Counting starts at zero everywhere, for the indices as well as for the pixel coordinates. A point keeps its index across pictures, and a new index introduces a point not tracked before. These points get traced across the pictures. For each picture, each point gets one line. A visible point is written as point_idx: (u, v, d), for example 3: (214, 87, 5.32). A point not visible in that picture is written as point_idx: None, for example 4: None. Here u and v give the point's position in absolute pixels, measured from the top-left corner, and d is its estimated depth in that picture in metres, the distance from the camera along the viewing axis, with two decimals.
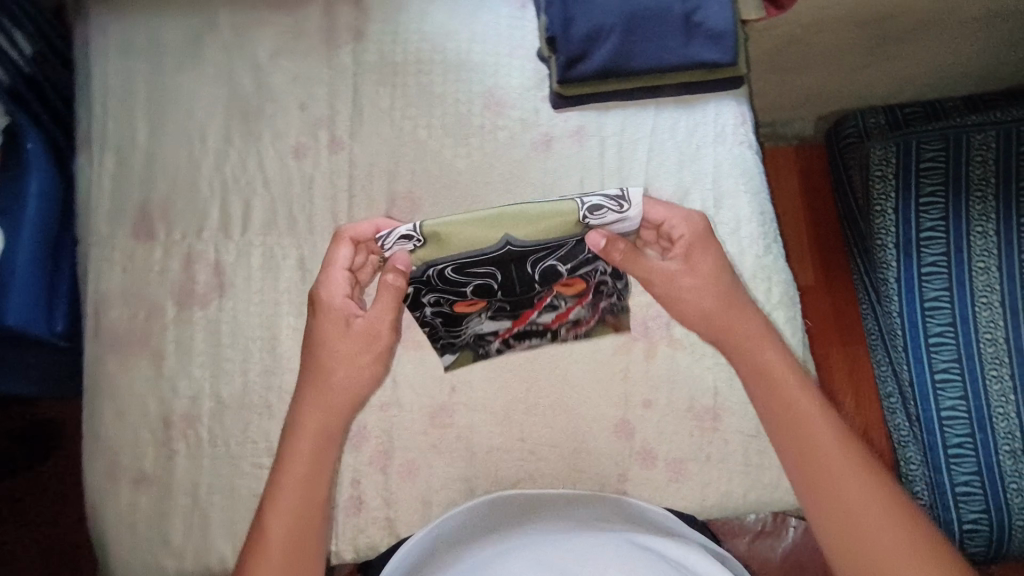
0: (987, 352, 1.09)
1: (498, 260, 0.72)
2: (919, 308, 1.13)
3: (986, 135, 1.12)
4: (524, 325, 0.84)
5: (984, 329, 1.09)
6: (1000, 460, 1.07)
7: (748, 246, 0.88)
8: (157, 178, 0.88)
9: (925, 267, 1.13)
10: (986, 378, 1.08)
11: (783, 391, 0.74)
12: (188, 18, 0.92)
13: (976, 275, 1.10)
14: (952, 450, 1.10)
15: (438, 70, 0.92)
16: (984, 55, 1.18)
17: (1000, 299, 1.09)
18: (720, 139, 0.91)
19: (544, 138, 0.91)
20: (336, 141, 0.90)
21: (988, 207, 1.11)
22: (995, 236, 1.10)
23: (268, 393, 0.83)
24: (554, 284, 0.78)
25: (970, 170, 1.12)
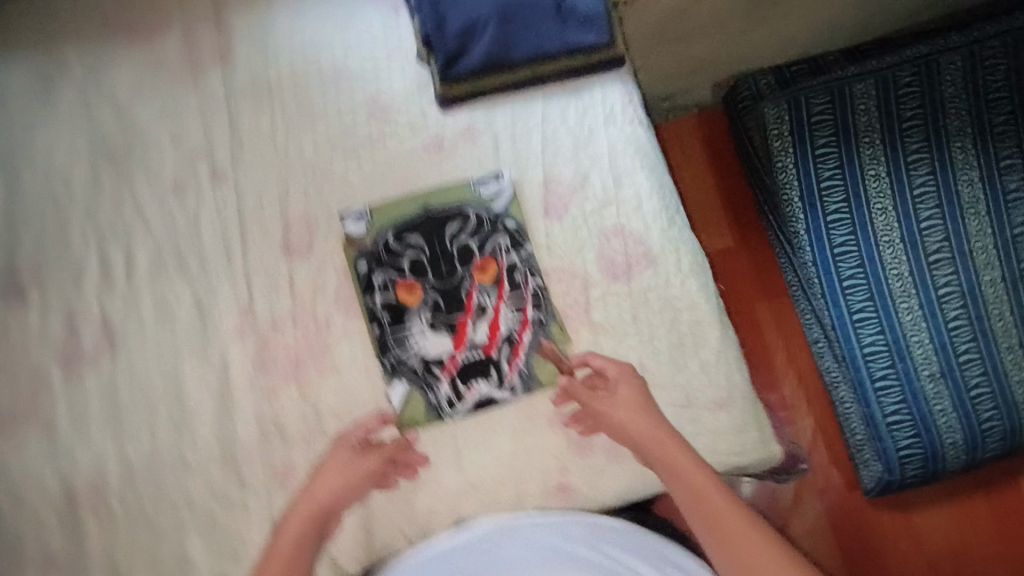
0: (897, 287, 0.98)
1: (424, 229, 0.76)
2: (830, 249, 1.00)
3: (866, 83, 1.02)
4: (466, 351, 0.73)
5: (891, 266, 0.98)
6: (924, 389, 0.99)
7: (652, 220, 0.77)
8: (21, 234, 0.73)
9: (830, 216, 1.00)
10: (900, 313, 0.98)
11: (678, 472, 0.66)
12: (34, 61, 0.78)
13: (877, 217, 0.99)
14: (879, 382, 1.00)
15: (317, 85, 0.78)
16: (850, 9, 1.23)
17: (901, 236, 0.98)
18: (610, 121, 0.80)
19: (435, 143, 0.78)
20: (217, 171, 0.76)
21: (878, 151, 1.00)
22: (888, 176, 0.99)
23: (182, 447, 0.70)
24: (471, 270, 0.75)
25: (855, 117, 1.01)
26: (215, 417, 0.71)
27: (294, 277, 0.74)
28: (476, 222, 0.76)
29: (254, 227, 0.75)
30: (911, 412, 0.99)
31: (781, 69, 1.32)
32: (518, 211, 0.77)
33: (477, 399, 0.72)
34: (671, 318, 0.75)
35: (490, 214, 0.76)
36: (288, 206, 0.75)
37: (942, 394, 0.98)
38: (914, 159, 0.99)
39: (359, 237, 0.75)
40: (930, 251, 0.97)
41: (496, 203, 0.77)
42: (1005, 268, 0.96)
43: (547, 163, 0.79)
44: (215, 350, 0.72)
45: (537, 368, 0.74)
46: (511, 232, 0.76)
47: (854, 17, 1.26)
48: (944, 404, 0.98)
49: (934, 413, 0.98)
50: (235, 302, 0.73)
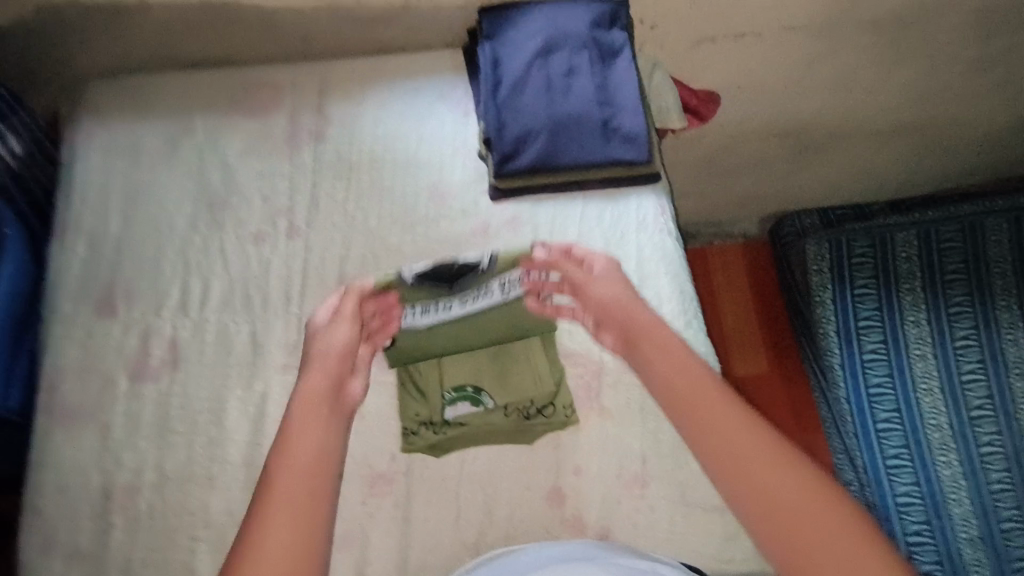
0: (933, 436, 1.14)
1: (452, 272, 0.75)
2: (868, 388, 1.19)
3: (908, 233, 1.23)
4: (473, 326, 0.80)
5: (928, 415, 1.15)
6: (960, 548, 1.09)
7: (669, 321, 0.84)
8: (124, 260, 0.86)
9: (867, 353, 1.20)
10: (936, 464, 1.13)
11: (664, 365, 0.63)
12: (167, 124, 0.94)
13: (915, 363, 1.17)
14: (913, 533, 1.11)
15: (390, 168, 0.92)
16: (888, 161, 1.33)
17: (940, 384, 1.15)
18: (642, 229, 0.89)
19: (481, 228, 0.89)
20: (294, 229, 0.88)
21: (919, 299, 1.20)
22: (930, 330, 1.18)
23: (212, 464, 0.77)
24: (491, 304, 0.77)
25: (897, 268, 1.23)
26: (246, 442, 0.78)
27: None
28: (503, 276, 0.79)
29: (314, 280, 0.86)
30: (944, 565, 1.09)
31: (828, 211, 1.39)
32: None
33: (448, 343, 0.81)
34: None
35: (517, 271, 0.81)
36: (346, 266, 0.86)
37: (979, 558, 1.08)
38: (955, 314, 1.17)
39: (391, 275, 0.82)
40: (970, 404, 1.13)
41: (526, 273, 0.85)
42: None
43: None
44: (259, 381, 0.81)
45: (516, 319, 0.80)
46: None
47: (891, 170, 1.35)
48: (981, 566, 1.08)
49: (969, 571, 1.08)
50: (284, 342, 0.82)
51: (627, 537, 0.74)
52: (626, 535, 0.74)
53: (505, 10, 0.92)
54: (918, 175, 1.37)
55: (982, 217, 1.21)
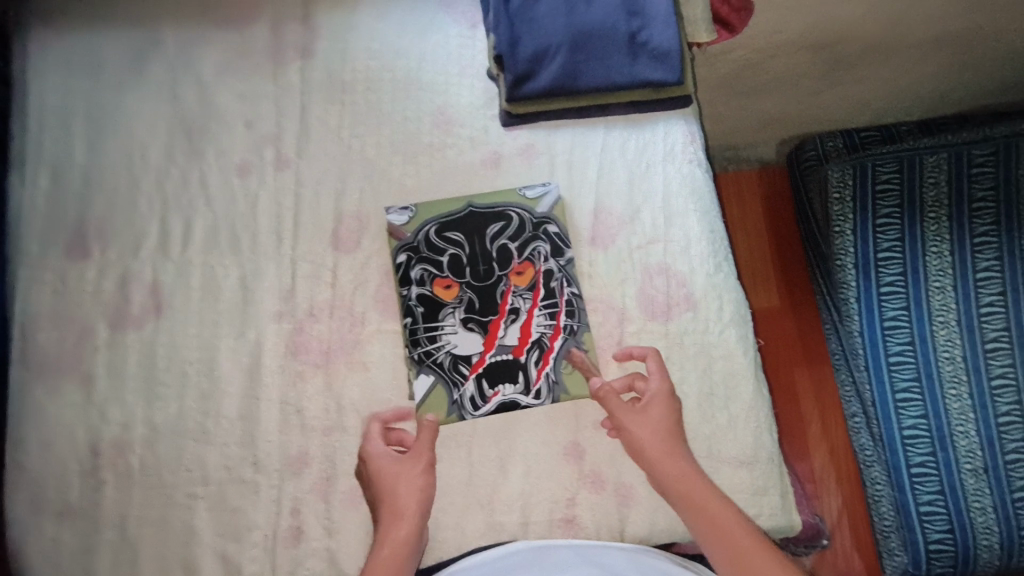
0: (946, 371, 0.97)
1: (466, 227, 0.77)
2: (881, 321, 1.01)
3: (938, 157, 1.02)
4: (495, 353, 0.74)
5: (942, 348, 0.98)
6: (963, 479, 0.96)
7: (698, 264, 0.77)
8: (94, 194, 0.77)
9: (883, 287, 1.01)
10: (947, 398, 0.97)
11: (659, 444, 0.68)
12: (130, 35, 0.83)
13: (933, 295, 0.99)
14: (916, 469, 0.97)
15: (388, 89, 0.81)
16: (933, 79, 1.21)
17: (958, 318, 0.98)
18: (669, 159, 0.80)
19: (492, 158, 0.80)
20: (282, 158, 0.79)
21: (943, 228, 1.01)
22: (950, 257, 1.00)
23: (206, 418, 0.72)
24: (508, 273, 0.76)
25: (922, 193, 1.02)
26: (242, 395, 0.73)
27: (338, 270, 0.76)
28: (519, 224, 0.77)
29: (308, 218, 0.77)
30: (946, 498, 0.96)
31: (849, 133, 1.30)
32: (562, 215, 0.78)
33: (502, 401, 0.73)
34: (705, 364, 0.74)
35: (533, 216, 0.77)
36: (343, 201, 0.78)
37: (982, 491, 0.95)
38: (980, 243, 0.99)
39: (397, 228, 0.77)
40: (987, 336, 0.96)
41: (540, 205, 0.78)
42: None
43: (600, 193, 0.79)
44: (253, 330, 0.74)
45: (565, 376, 0.74)
46: (550, 239, 0.77)
47: (931, 89, 1.24)
48: (985, 501, 0.95)
49: (971, 511, 0.95)
50: (278, 287, 0.75)
51: (647, 494, 0.70)
52: (646, 492, 0.71)
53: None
54: (957, 96, 1.26)
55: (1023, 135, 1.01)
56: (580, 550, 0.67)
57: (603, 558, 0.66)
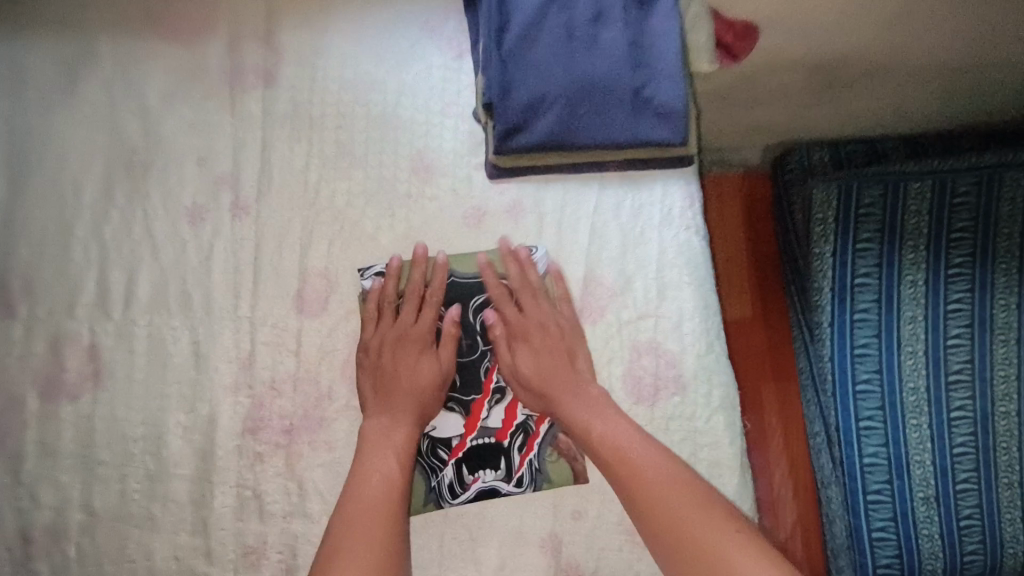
0: (909, 401, 0.91)
1: (448, 299, 0.71)
2: (849, 348, 0.93)
3: (924, 183, 0.91)
4: (476, 436, 0.70)
5: (908, 380, 0.91)
6: (915, 507, 0.90)
7: (690, 343, 0.72)
8: (20, 239, 0.68)
9: (857, 313, 0.93)
10: (907, 428, 0.91)
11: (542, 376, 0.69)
12: (62, 46, 0.71)
13: (905, 325, 0.91)
14: (872, 496, 0.91)
15: (361, 128, 0.72)
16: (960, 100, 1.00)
17: (926, 350, 0.91)
18: (665, 224, 0.74)
19: (475, 213, 0.73)
20: (239, 205, 0.70)
21: (920, 257, 0.92)
22: (925, 283, 0.91)
23: (152, 502, 0.65)
24: (494, 349, 0.71)
25: (903, 219, 0.93)
26: (193, 477, 0.66)
27: (302, 336, 0.69)
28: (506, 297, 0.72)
29: (269, 276, 0.70)
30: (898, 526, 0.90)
31: (838, 145, 1.12)
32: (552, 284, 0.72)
33: (481, 489, 0.69)
34: (690, 452, 0.71)
35: None
36: (308, 257, 0.70)
37: (932, 520, 0.90)
38: (953, 274, 0.90)
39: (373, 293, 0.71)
40: (952, 369, 0.90)
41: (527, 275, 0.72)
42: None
43: (591, 260, 0.73)
44: (205, 404, 0.67)
45: (549, 464, 0.69)
46: None
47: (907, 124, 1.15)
48: (932, 530, 0.89)
49: (920, 537, 0.90)
50: (235, 355, 0.68)
51: None
52: None
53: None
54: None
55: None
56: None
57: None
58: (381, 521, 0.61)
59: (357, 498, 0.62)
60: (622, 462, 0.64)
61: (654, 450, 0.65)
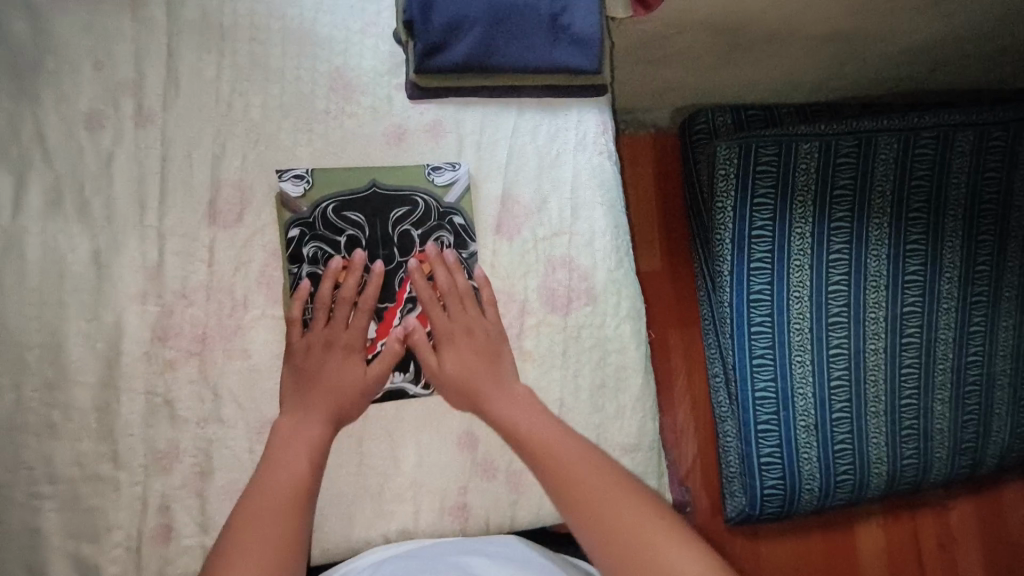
0: (795, 310, 1.02)
1: (367, 208, 0.71)
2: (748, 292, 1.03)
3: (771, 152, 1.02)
4: (387, 342, 0.71)
5: (796, 324, 1.02)
6: (797, 436, 1.04)
7: (601, 258, 0.78)
8: None
9: (754, 264, 1.02)
10: (793, 368, 1.03)
11: (457, 353, 0.71)
12: None
13: (794, 272, 1.02)
14: (762, 426, 1.03)
15: (277, 40, 0.71)
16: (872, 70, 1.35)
17: (812, 297, 1.02)
18: (579, 149, 0.78)
19: (394, 131, 0.73)
20: (144, 113, 0.67)
21: (768, 209, 1.02)
22: (770, 245, 1.02)
23: (50, 411, 0.64)
24: (409, 261, 0.72)
25: (797, 178, 1.03)
26: (97, 384, 0.65)
27: (214, 248, 0.68)
28: (424, 212, 0.72)
29: (178, 187, 0.67)
30: (782, 452, 1.04)
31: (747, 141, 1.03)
32: (468, 207, 0.74)
33: (390, 390, 0.72)
34: (599, 357, 0.77)
35: (439, 204, 0.73)
36: (221, 168, 0.68)
37: (811, 445, 1.04)
38: (836, 227, 1.03)
39: (295, 201, 0.69)
40: (755, 291, 1.02)
41: (448, 194, 0.73)
42: (853, 330, 1.03)
43: (509, 179, 0.76)
44: (109, 313, 0.65)
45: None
46: (456, 230, 0.73)
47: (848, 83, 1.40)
48: (812, 468, 1.04)
49: (801, 460, 1.04)
50: (141, 263, 0.66)
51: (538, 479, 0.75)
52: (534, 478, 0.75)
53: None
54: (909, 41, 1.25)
55: (842, 139, 1.03)
56: (479, 533, 0.72)
57: (499, 538, 0.71)
58: (281, 521, 0.60)
59: (263, 492, 0.62)
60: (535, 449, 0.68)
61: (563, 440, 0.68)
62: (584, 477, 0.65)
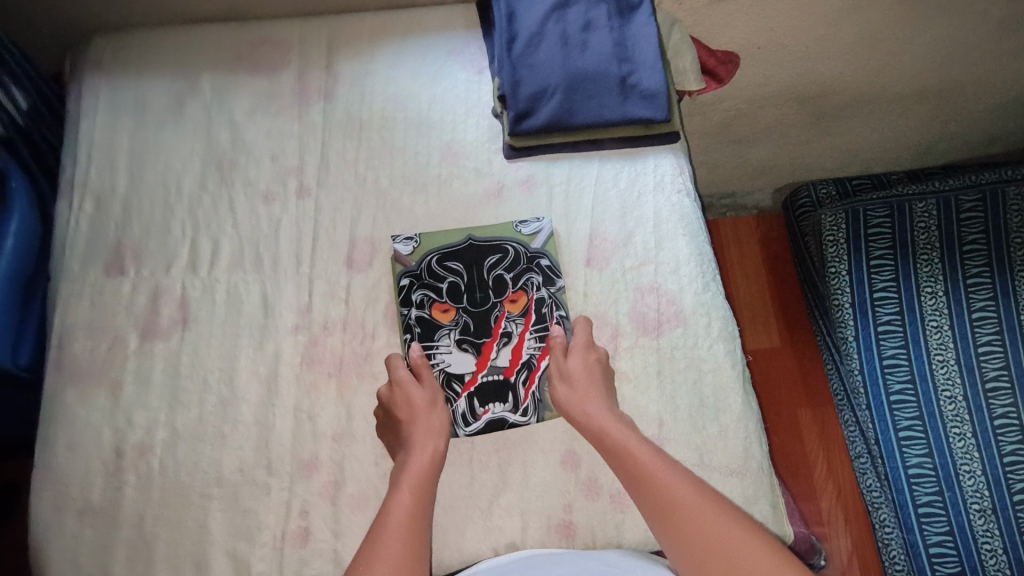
0: (939, 373, 1.09)
1: (465, 258, 0.83)
2: (879, 359, 1.12)
3: (882, 212, 1.17)
4: (486, 373, 0.79)
5: (943, 387, 1.08)
6: (971, 520, 1.03)
7: (687, 283, 0.82)
8: (132, 219, 0.85)
9: (881, 326, 1.13)
10: (949, 436, 1.07)
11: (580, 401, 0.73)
12: (171, 81, 0.92)
13: (930, 334, 1.11)
14: (923, 508, 1.06)
15: (402, 127, 0.89)
16: (985, 126, 1.36)
17: (955, 356, 1.08)
18: (659, 189, 0.87)
19: (495, 187, 0.87)
20: (304, 188, 0.87)
21: (935, 269, 1.13)
22: (899, 314, 1.13)
23: (223, 424, 0.76)
24: (503, 300, 0.82)
25: (914, 237, 1.15)
26: (258, 403, 0.77)
27: (351, 287, 0.82)
28: (514, 257, 0.83)
29: (325, 241, 0.84)
30: (956, 539, 1.03)
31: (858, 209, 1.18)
32: (552, 250, 0.84)
33: (491, 419, 0.77)
34: (696, 377, 0.78)
35: (527, 250, 0.83)
36: (358, 226, 0.85)
37: (991, 533, 1.02)
38: (973, 285, 1.10)
39: (404, 256, 0.83)
40: (889, 357, 1.12)
41: (534, 241, 0.84)
42: (1016, 396, 1.04)
43: (595, 220, 0.85)
44: (270, 342, 0.80)
45: (551, 395, 0.78)
46: (543, 272, 0.83)
47: (959, 140, 1.40)
48: (995, 544, 1.01)
49: (983, 553, 1.02)
50: (295, 302, 0.81)
51: None
52: None
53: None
54: (1006, 85, 1.25)
55: (963, 195, 1.14)
56: (581, 552, 0.69)
57: (604, 557, 0.67)
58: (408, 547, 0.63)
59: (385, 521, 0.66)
60: (646, 482, 0.66)
61: (681, 478, 0.66)
62: (703, 520, 0.62)
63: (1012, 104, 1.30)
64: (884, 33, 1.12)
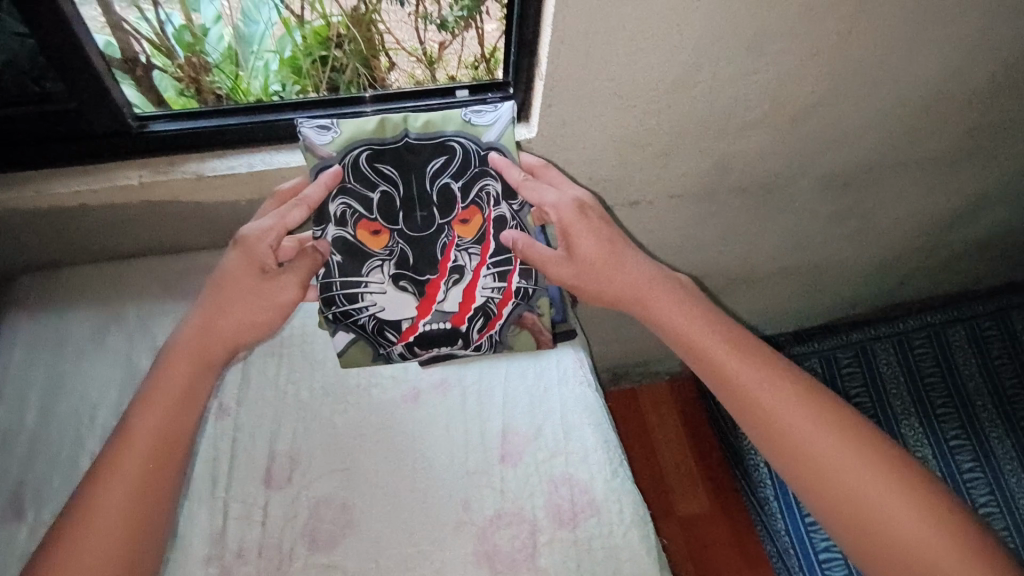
0: None
1: (401, 166, 0.84)
2: None
3: None
4: (432, 318, 0.88)
5: None
6: None
7: (597, 470, 0.87)
8: (38, 458, 0.84)
9: None
10: None
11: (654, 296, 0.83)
12: (96, 314, 0.96)
13: None
14: None
15: (322, 342, 0.96)
16: (843, 291, 1.57)
17: None
18: (562, 381, 0.95)
19: (411, 392, 0.92)
20: (223, 408, 0.89)
21: None
22: None
23: None
24: (453, 223, 0.85)
25: None
26: None
27: (268, 507, 0.82)
28: (461, 162, 0.84)
29: (242, 462, 0.85)
30: None
31: None
32: (509, 142, 0.85)
33: (436, 355, 0.91)
34: (613, 567, 0.80)
35: (479, 146, 0.85)
36: (277, 441, 0.87)
37: None
38: None
39: (319, 147, 0.82)
40: None
41: (487, 134, 0.85)
42: None
43: (506, 416, 0.91)
44: None
45: (510, 338, 0.92)
46: (500, 182, 0.85)
47: (826, 303, 1.61)
48: None
49: None
50: (208, 530, 0.80)
51: None
52: None
53: (408, 100, 0.97)
54: (848, 264, 1.49)
55: None
56: None
57: None
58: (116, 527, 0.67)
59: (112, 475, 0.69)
60: (777, 442, 0.71)
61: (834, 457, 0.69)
62: (838, 474, 0.68)
63: (859, 274, 1.53)
64: (740, 228, 1.33)
